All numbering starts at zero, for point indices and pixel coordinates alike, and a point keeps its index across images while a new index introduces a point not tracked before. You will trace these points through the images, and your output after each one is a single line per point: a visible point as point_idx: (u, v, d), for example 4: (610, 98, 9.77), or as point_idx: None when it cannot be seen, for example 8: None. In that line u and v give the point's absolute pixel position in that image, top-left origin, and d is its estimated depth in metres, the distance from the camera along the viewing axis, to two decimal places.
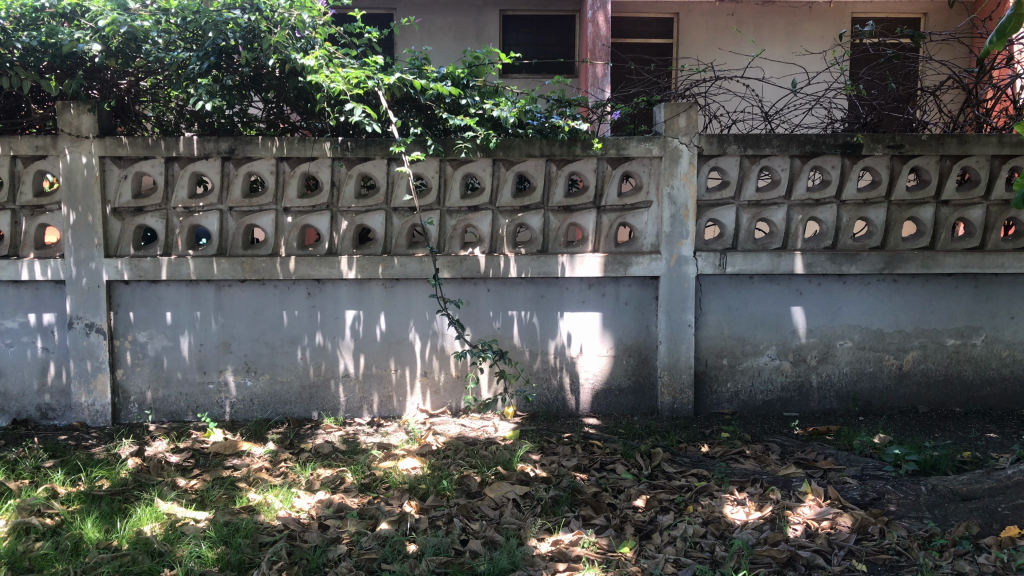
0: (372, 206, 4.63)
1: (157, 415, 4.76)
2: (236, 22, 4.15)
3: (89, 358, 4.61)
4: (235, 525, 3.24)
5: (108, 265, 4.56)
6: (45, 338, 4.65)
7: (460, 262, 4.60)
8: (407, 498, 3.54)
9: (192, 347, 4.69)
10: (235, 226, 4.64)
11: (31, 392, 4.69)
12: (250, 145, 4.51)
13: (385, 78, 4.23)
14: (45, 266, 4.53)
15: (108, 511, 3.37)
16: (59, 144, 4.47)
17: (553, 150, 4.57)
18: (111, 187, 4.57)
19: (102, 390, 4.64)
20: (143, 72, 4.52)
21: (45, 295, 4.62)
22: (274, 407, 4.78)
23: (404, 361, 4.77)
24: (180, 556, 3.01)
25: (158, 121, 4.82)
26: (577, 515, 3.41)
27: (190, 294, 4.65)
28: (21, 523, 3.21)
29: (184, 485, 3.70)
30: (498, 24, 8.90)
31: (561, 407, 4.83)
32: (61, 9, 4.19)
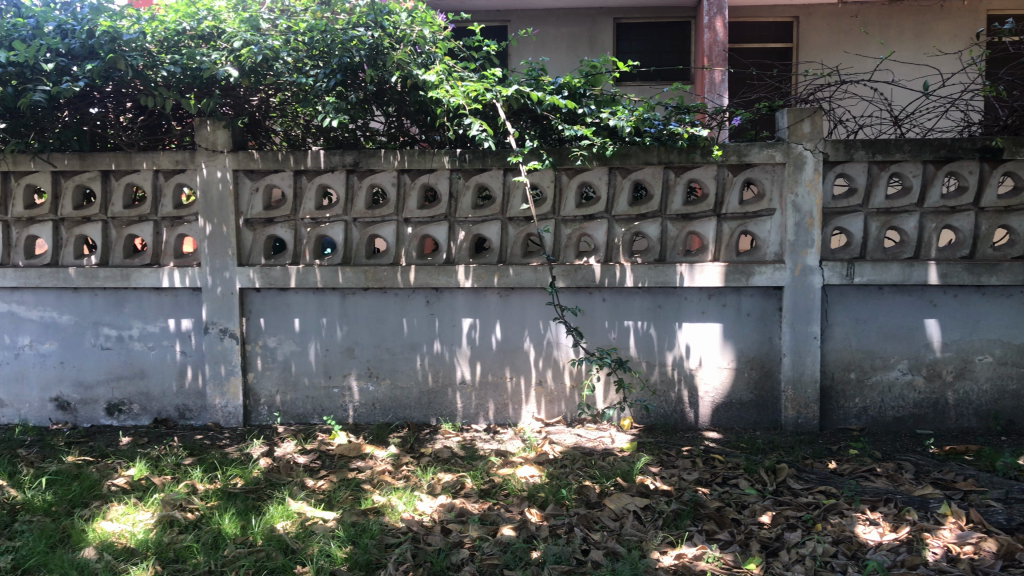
0: (488, 215, 4.69)
1: (285, 417, 4.95)
2: (361, 40, 4.31)
3: (223, 362, 4.86)
4: (361, 526, 3.33)
5: (241, 274, 4.78)
6: (183, 343, 4.91)
7: (575, 272, 4.60)
8: (526, 505, 3.56)
9: (318, 352, 4.86)
10: (359, 236, 4.79)
11: (170, 393, 4.97)
12: (373, 158, 4.66)
13: (503, 90, 4.29)
14: (184, 274, 4.80)
15: (244, 508, 3.53)
16: (197, 159, 4.76)
17: (671, 157, 4.52)
18: (244, 199, 4.82)
19: (235, 392, 4.88)
20: (273, 88, 4.71)
21: (183, 301, 4.88)
22: (394, 411, 4.89)
23: (520, 370, 4.80)
24: (311, 553, 3.13)
25: (287, 136, 5.01)
26: (700, 529, 3.35)
27: (316, 301, 4.82)
28: (166, 516, 3.41)
29: (312, 485, 3.83)
30: (612, 32, 8.87)
31: (679, 419, 4.75)
32: (201, 30, 4.43)
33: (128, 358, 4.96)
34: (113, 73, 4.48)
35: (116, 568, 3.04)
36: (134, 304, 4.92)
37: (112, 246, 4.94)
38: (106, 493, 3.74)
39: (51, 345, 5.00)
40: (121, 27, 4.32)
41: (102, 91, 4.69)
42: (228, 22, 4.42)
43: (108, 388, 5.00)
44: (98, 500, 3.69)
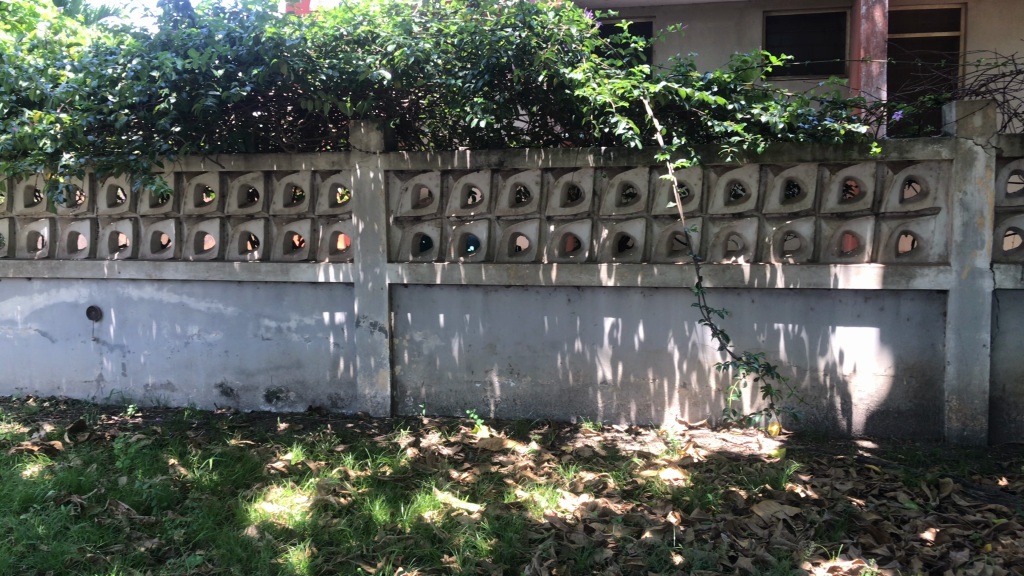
0: (633, 214, 4.65)
1: (430, 409, 5.08)
2: (509, 40, 4.34)
3: (373, 354, 5.04)
4: (506, 519, 3.38)
5: (390, 270, 4.95)
6: (336, 335, 5.13)
7: (722, 271, 4.49)
8: (671, 508, 3.51)
9: (462, 348, 4.97)
10: (502, 234, 4.86)
11: (323, 382, 5.20)
12: (518, 157, 4.72)
13: (651, 87, 4.25)
14: (337, 269, 5.02)
15: (393, 496, 3.65)
16: (351, 159, 4.96)
17: (826, 154, 4.34)
18: (394, 198, 4.98)
19: (383, 383, 5.06)
20: (422, 91, 4.86)
21: (337, 295, 5.09)
22: (535, 408, 4.93)
23: (663, 371, 4.73)
24: (457, 544, 3.20)
25: (434, 136, 5.11)
26: (855, 542, 3.20)
27: (461, 297, 4.92)
28: (321, 499, 3.58)
29: (457, 477, 3.92)
30: (761, 26, 8.57)
31: (831, 427, 4.56)
32: (357, 35, 4.62)
33: (286, 348, 5.22)
34: (275, 78, 4.70)
35: (276, 547, 3.22)
36: (292, 297, 5.17)
37: (273, 243, 5.23)
38: (266, 476, 3.97)
39: (217, 335, 5.34)
40: (285, 34, 4.54)
41: (265, 96, 4.94)
42: (382, 27, 4.60)
43: (267, 377, 5.29)
44: (258, 481, 3.91)
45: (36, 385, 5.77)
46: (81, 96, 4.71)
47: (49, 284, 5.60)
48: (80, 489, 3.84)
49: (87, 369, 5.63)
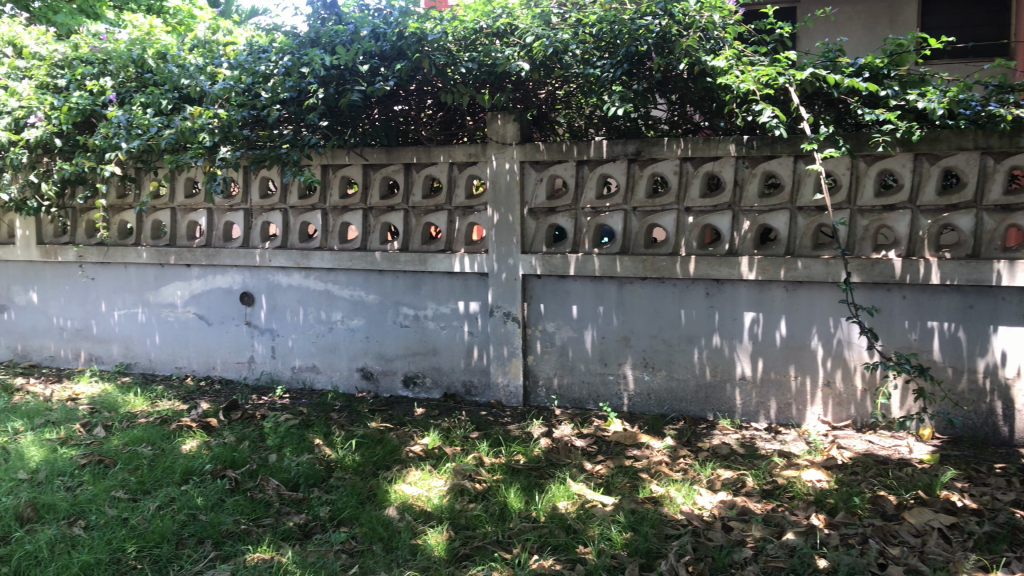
0: (775, 205, 4.50)
1: (562, 400, 5.10)
2: (649, 28, 4.30)
3: (506, 344, 5.10)
4: (641, 513, 3.36)
5: (524, 261, 4.98)
6: (470, 324, 5.21)
7: (872, 266, 4.29)
8: (813, 510, 3.39)
9: (595, 340, 4.95)
10: (638, 225, 4.80)
11: (458, 370, 5.30)
12: (656, 146, 4.65)
13: (798, 74, 4.09)
14: (472, 260, 5.10)
15: (528, 484, 3.68)
16: (488, 151, 5.02)
17: (990, 142, 4.05)
18: (529, 189, 5.01)
19: (516, 373, 5.11)
20: (559, 82, 4.80)
21: (472, 285, 5.18)
22: (670, 403, 4.86)
23: (805, 369, 4.56)
24: (592, 535, 3.20)
25: (569, 127, 5.10)
26: (1019, 557, 2.99)
27: (595, 289, 4.90)
28: (458, 484, 3.66)
29: (591, 468, 3.91)
30: (918, 8, 7.97)
31: (990, 434, 4.28)
32: (497, 28, 4.63)
33: (423, 336, 5.36)
34: (417, 71, 4.76)
35: (415, 529, 3.31)
36: (429, 286, 5.29)
37: (411, 233, 5.37)
38: (404, 459, 4.08)
39: (358, 321, 5.53)
40: (427, 29, 4.65)
41: (406, 91, 5.04)
42: (522, 19, 4.59)
43: (405, 363, 5.44)
44: (397, 464, 4.03)
45: (194, 364, 6.16)
46: (236, 92, 5.02)
47: (206, 270, 5.96)
48: (234, 463, 4.07)
49: (239, 351, 5.96)
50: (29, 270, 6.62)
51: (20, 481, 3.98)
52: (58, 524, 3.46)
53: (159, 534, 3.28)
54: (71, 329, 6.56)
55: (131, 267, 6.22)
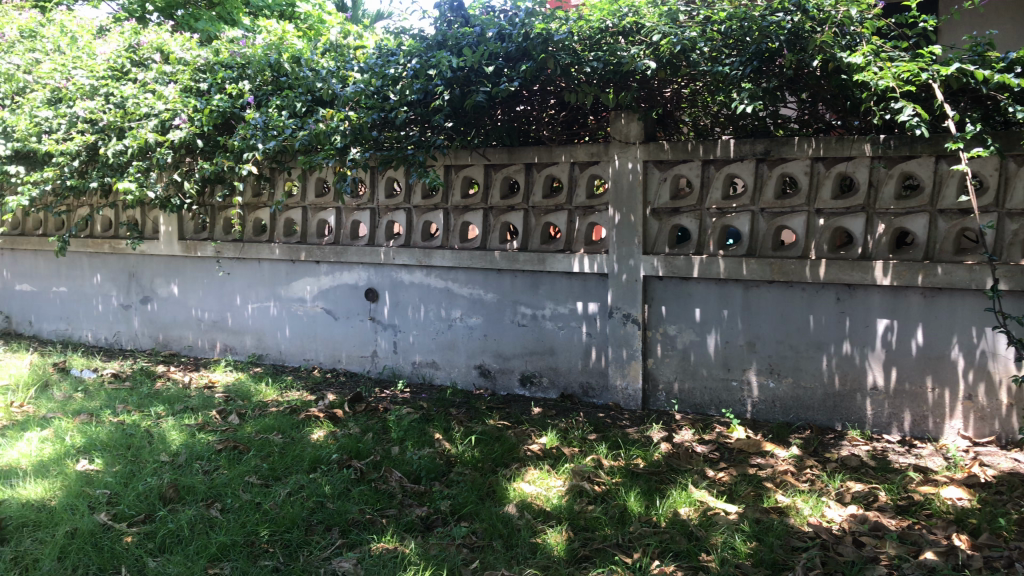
0: (914, 207, 4.29)
1: (683, 405, 5.02)
2: (781, 25, 4.17)
3: (625, 346, 5.06)
4: (766, 524, 3.27)
5: (645, 262, 4.92)
6: (589, 325, 5.20)
7: (1021, 273, 4.02)
8: (953, 530, 3.21)
9: (718, 344, 4.85)
10: (765, 227, 4.67)
11: (576, 371, 5.29)
12: (785, 146, 4.52)
13: (942, 70, 3.87)
14: (592, 260, 5.08)
15: (648, 489, 3.65)
16: (610, 151, 5.00)
17: None
18: (652, 189, 4.96)
19: (635, 376, 5.05)
20: (685, 80, 4.71)
21: (591, 286, 5.16)
22: (796, 411, 4.70)
23: (944, 381, 4.32)
24: (715, 543, 3.14)
25: (695, 125, 5.02)
26: None
27: (719, 292, 4.80)
28: (577, 486, 3.66)
29: (713, 475, 3.83)
30: None
31: None
32: (622, 26, 4.58)
33: (541, 335, 5.37)
34: (541, 72, 4.78)
35: (535, 527, 3.33)
36: (548, 286, 5.31)
37: (531, 233, 5.39)
38: (523, 457, 4.11)
39: (478, 319, 5.60)
40: (553, 29, 4.64)
41: (530, 91, 5.04)
42: (648, 17, 4.53)
43: (523, 362, 5.47)
44: (516, 462, 4.06)
45: (321, 357, 6.38)
46: (366, 95, 5.18)
47: (334, 267, 6.17)
48: (359, 454, 4.20)
49: (363, 346, 6.14)
50: (171, 264, 7.02)
51: (163, 463, 4.22)
52: (197, 505, 3.66)
53: (289, 519, 3.42)
54: (208, 321, 6.91)
55: (264, 263, 6.50)
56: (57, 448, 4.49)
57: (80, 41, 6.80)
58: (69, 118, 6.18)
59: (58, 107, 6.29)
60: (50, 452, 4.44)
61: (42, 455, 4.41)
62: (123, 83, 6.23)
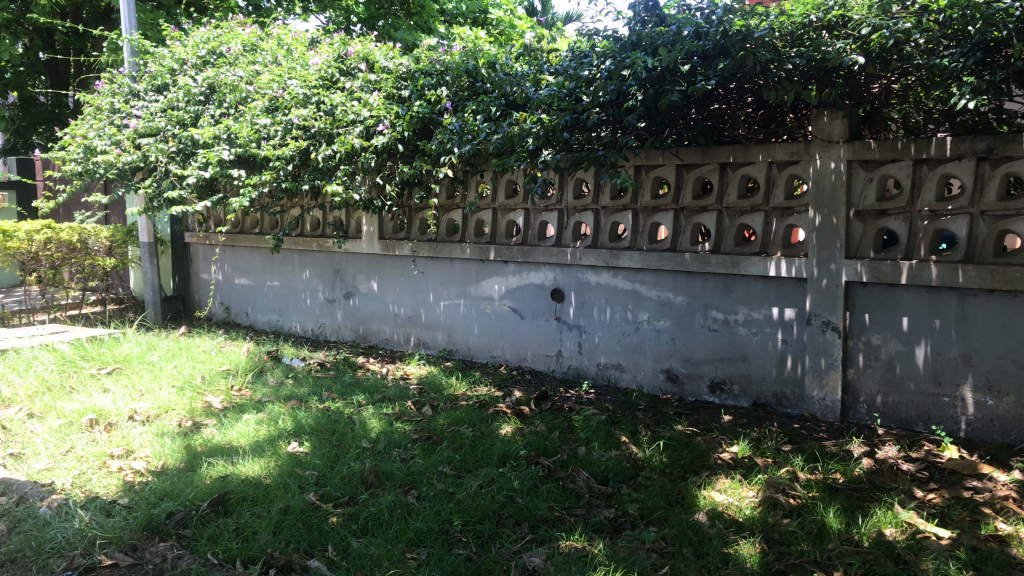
0: None
1: (887, 420, 4.71)
2: (1010, 12, 3.81)
3: (824, 355, 4.82)
4: (985, 553, 3.03)
5: (848, 267, 4.68)
6: (784, 331, 5.00)
7: None
8: None
9: (929, 356, 4.52)
10: (986, 231, 4.31)
11: (769, 379, 5.11)
12: (1011, 143, 4.14)
13: None
14: (789, 264, 4.88)
15: (849, 506, 3.47)
16: (812, 150, 4.80)
17: None
18: (856, 190, 4.71)
19: (833, 386, 4.81)
20: (897, 74, 4.43)
21: (788, 291, 4.97)
22: (1019, 433, 4.28)
23: None
24: (925, 569, 2.94)
25: (905, 122, 4.74)
26: None
27: (931, 300, 4.48)
28: (771, 498, 3.55)
29: (921, 495, 3.58)
30: None
31: None
32: (828, 20, 4.39)
33: (733, 341, 5.23)
34: (741, 70, 4.60)
35: (727, 537, 3.26)
36: (740, 290, 5.16)
37: (724, 235, 5.27)
38: (713, 465, 4.02)
39: (666, 322, 5.53)
40: (753, 26, 4.50)
41: (727, 89, 4.90)
42: (856, 9, 4.30)
43: (713, 367, 5.35)
44: (706, 470, 3.98)
45: (508, 354, 6.51)
46: (559, 98, 5.23)
47: (522, 267, 6.30)
48: (547, 452, 4.27)
49: (549, 345, 6.22)
50: (372, 261, 7.42)
51: (364, 449, 4.47)
52: (395, 491, 3.85)
53: (481, 511, 3.53)
54: (404, 316, 7.24)
55: (457, 262, 6.74)
56: (271, 430, 4.86)
57: (295, 53, 7.32)
58: (285, 125, 6.68)
59: (275, 115, 6.80)
60: (265, 434, 4.82)
61: (258, 436, 4.79)
62: (333, 91, 6.64)
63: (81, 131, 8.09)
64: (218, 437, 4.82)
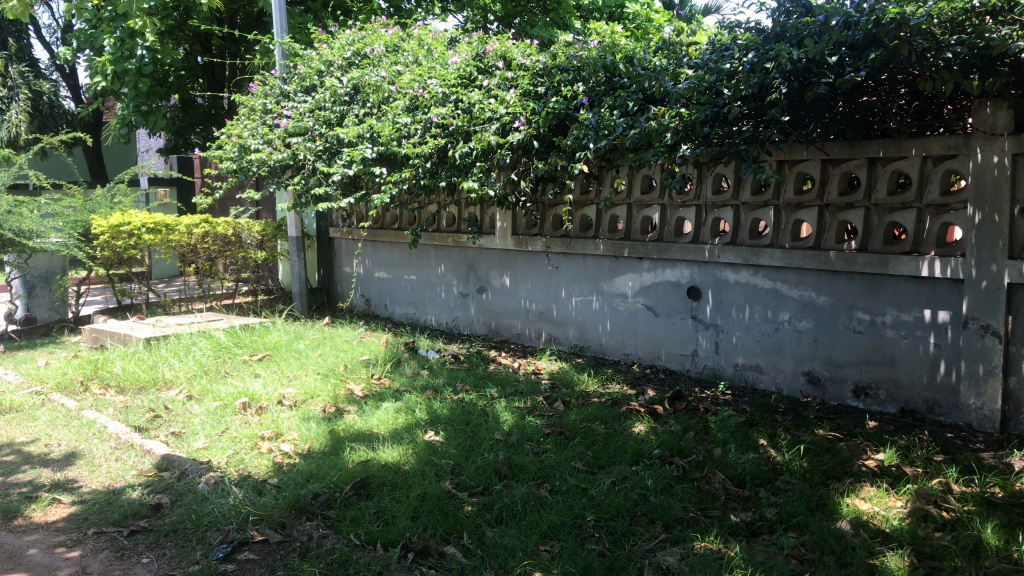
0: None
1: None
2: None
3: (981, 361, 4.52)
4: None
5: (1011, 267, 4.34)
6: (938, 335, 4.74)
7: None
8: None
9: None
10: None
11: (920, 385, 4.85)
12: None
13: None
14: (944, 264, 4.62)
15: (1008, 522, 3.26)
16: (972, 143, 4.52)
17: None
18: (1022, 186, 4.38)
19: (992, 395, 4.48)
20: None
21: (942, 293, 4.70)
22: None
23: None
24: None
25: None
26: None
27: None
28: (921, 509, 3.38)
29: None
30: None
31: None
32: (992, 5, 4.10)
33: (880, 344, 5.00)
34: (895, 59, 4.39)
35: (873, 548, 3.13)
36: (889, 291, 4.93)
37: (872, 233, 5.04)
38: (858, 472, 3.86)
39: (807, 323, 5.35)
40: (908, 13, 4.25)
41: (877, 80, 4.67)
42: None
43: (858, 371, 5.13)
44: (850, 477, 3.83)
45: (641, 352, 6.46)
46: (699, 91, 5.12)
47: (657, 264, 6.23)
48: (681, 452, 4.21)
49: (684, 344, 6.13)
50: (505, 257, 7.53)
51: (498, 440, 4.55)
52: (529, 483, 3.90)
53: (615, 508, 3.53)
54: (536, 312, 7.30)
55: (590, 258, 6.75)
56: (409, 419, 5.02)
57: (435, 52, 7.49)
58: (425, 123, 6.88)
59: (416, 114, 6.99)
60: (403, 422, 4.98)
61: (397, 424, 4.96)
62: (471, 90, 6.76)
63: (237, 131, 8.57)
64: (360, 423, 5.02)
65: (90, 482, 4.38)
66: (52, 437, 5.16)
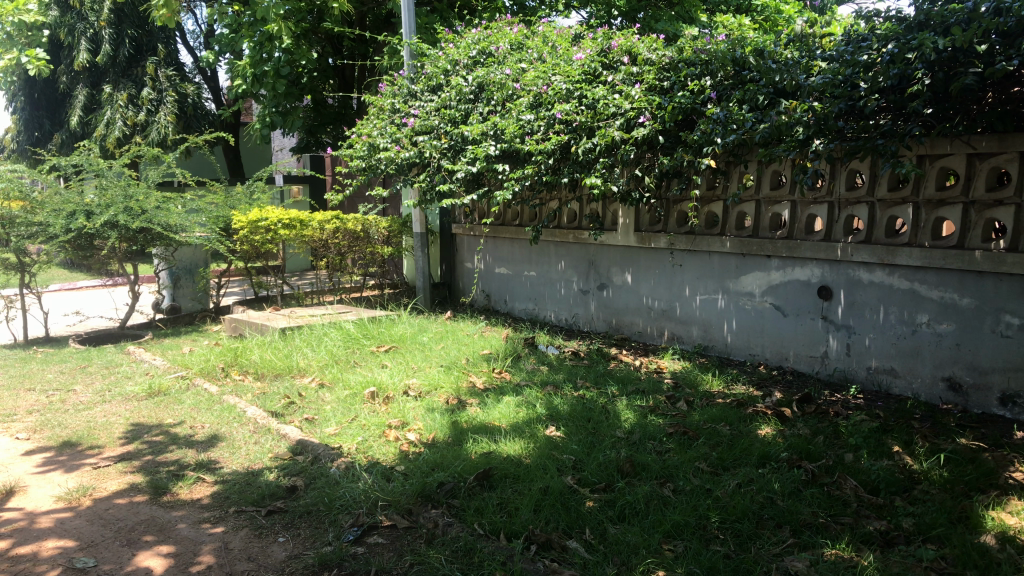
0: None
1: None
2: None
3: None
4: None
5: None
6: None
7: None
8: None
9: None
10: None
11: None
12: None
13: None
14: None
15: None
16: None
17: None
18: None
19: None
20: None
21: None
22: None
23: None
24: None
25: None
26: None
27: None
28: None
29: None
30: None
31: None
32: None
33: None
34: None
35: (1020, 564, 2.97)
36: None
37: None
38: (1004, 484, 3.65)
39: (949, 326, 5.08)
40: None
41: None
42: None
43: (1005, 378, 4.83)
44: (995, 489, 3.63)
45: (768, 353, 6.30)
46: (834, 85, 4.95)
47: (786, 262, 6.06)
48: (810, 456, 4.09)
49: (813, 346, 5.94)
50: (627, 254, 7.48)
51: (619, 438, 4.54)
52: (651, 482, 3.88)
53: (741, 510, 3.47)
54: (658, 310, 7.23)
55: (715, 255, 6.62)
56: (529, 414, 5.07)
57: (559, 49, 7.52)
58: (548, 120, 6.91)
59: (540, 110, 7.04)
60: (524, 416, 5.04)
61: (518, 418, 5.02)
62: (595, 85, 6.74)
63: (366, 130, 8.87)
64: (482, 415, 5.11)
65: (230, 463, 4.64)
66: (196, 420, 5.48)
